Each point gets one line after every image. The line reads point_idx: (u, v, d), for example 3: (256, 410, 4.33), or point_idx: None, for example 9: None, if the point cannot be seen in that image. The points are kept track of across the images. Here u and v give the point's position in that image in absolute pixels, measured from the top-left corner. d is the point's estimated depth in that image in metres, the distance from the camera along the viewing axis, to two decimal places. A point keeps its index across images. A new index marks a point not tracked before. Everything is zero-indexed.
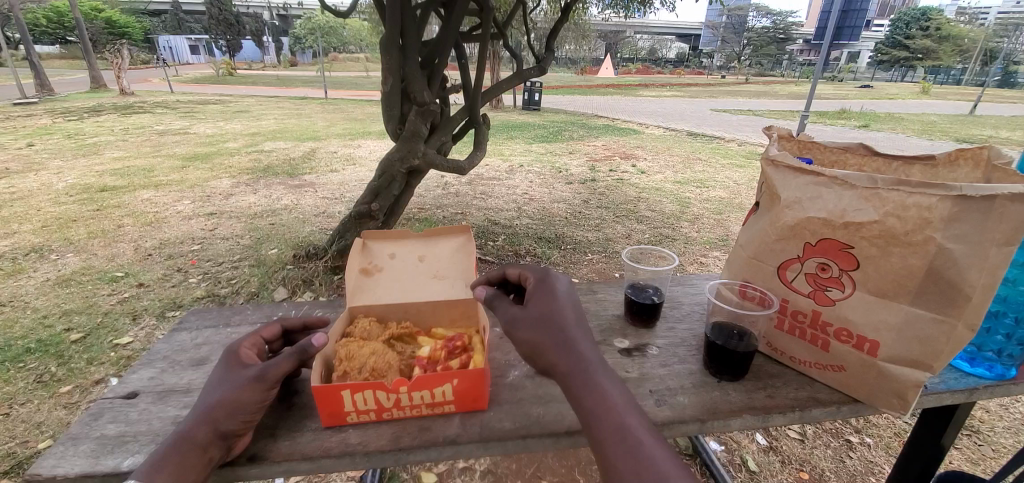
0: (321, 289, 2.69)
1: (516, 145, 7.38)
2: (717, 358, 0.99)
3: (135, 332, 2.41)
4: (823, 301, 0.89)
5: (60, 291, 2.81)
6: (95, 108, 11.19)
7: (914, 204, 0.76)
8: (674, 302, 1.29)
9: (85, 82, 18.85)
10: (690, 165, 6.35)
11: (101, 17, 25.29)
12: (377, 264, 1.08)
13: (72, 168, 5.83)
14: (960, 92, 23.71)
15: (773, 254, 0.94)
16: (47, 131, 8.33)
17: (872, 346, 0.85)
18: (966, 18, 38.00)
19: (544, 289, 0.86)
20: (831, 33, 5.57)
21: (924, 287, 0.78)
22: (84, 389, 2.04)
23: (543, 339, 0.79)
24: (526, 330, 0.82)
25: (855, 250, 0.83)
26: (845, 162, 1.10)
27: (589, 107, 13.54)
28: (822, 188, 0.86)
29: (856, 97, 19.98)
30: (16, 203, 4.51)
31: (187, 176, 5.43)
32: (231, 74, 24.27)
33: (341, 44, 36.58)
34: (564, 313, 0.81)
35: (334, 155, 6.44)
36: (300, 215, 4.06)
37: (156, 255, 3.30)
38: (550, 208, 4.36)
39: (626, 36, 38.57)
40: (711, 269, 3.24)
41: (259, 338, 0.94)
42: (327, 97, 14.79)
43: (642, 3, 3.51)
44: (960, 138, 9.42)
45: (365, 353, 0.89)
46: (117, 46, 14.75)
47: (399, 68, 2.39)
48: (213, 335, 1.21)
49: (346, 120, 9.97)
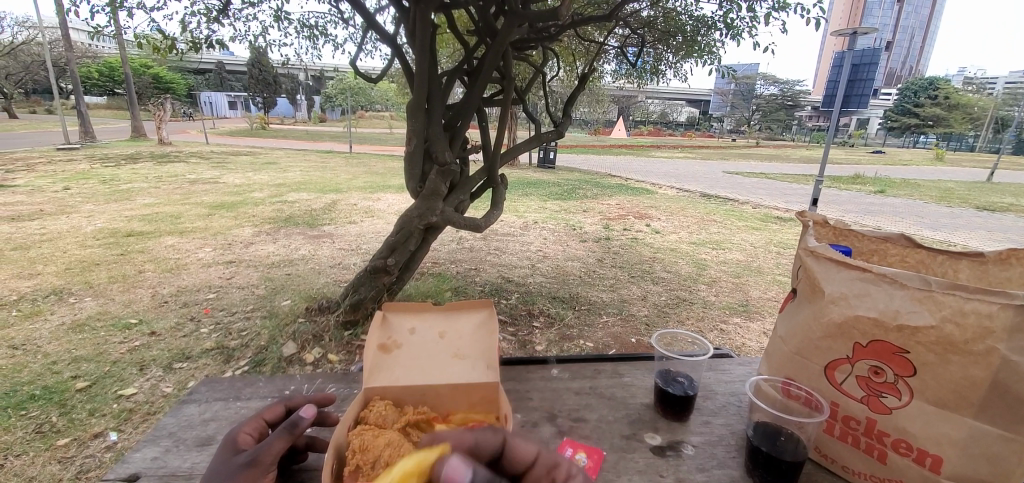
0: (330, 346, 2.62)
1: (532, 202, 7.52)
2: (763, 466, 0.90)
3: (141, 383, 2.36)
4: (879, 409, 0.82)
5: (73, 337, 2.81)
6: (133, 156, 11.78)
7: (974, 311, 0.71)
8: (708, 391, 1.21)
9: (126, 132, 20.09)
10: (705, 227, 6.33)
11: (149, 73, 27.50)
12: (397, 340, 1.04)
13: (104, 213, 6.05)
14: (976, 160, 23.67)
15: (819, 351, 0.88)
16: (84, 176, 8.73)
17: (935, 463, 0.77)
18: (975, 88, 38.81)
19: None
20: (839, 101, 5.67)
21: (990, 401, 0.71)
22: (82, 443, 1.97)
23: None
24: None
25: (910, 355, 0.77)
26: (884, 252, 1.07)
27: (603, 167, 13.86)
28: (869, 286, 0.82)
29: (870, 163, 20.09)
30: (45, 245, 4.64)
31: (211, 224, 5.58)
32: (263, 128, 25.77)
33: (368, 103, 38.86)
34: None
35: (354, 208, 6.61)
36: (316, 267, 4.10)
37: (172, 302, 3.32)
38: (565, 266, 4.32)
39: (638, 103, 40.19)
40: (733, 336, 3.10)
41: (262, 421, 0.87)
42: (351, 152, 15.48)
43: (655, 74, 3.66)
44: (982, 205, 9.27)
45: (379, 444, 0.83)
46: (161, 100, 15.82)
47: (423, 130, 2.48)
48: (223, 409, 1.16)
49: (367, 174, 10.35)
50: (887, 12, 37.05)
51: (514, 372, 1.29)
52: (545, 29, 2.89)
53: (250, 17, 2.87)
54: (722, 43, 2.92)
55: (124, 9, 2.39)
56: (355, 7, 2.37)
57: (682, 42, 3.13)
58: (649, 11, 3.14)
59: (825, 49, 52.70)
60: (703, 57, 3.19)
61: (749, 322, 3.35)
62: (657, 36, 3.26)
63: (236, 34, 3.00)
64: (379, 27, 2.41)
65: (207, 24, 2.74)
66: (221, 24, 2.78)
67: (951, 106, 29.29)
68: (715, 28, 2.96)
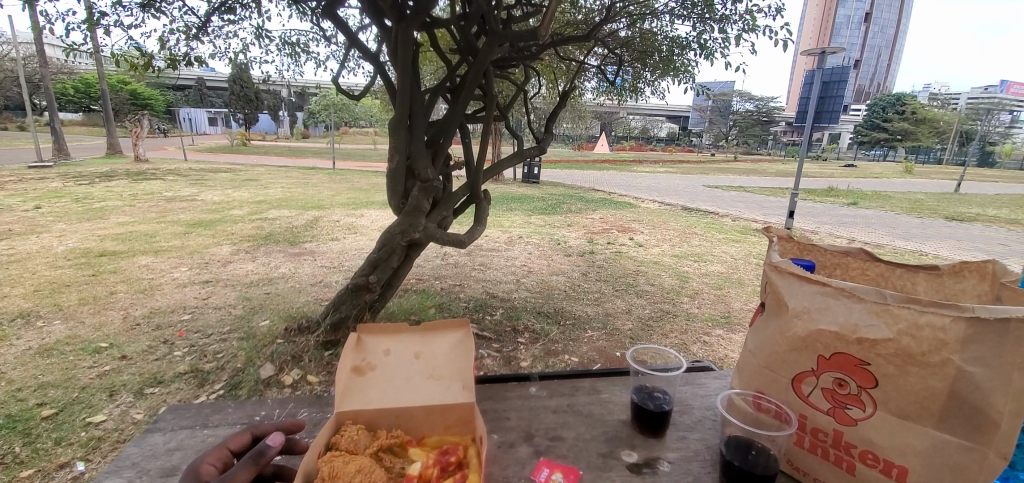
0: (310, 367, 2.56)
1: (516, 217, 7.55)
2: (736, 480, 0.91)
3: (111, 410, 2.26)
4: (844, 420, 0.84)
5: (39, 362, 2.69)
6: (108, 174, 11.48)
7: (928, 323, 0.73)
8: (684, 406, 1.22)
9: (100, 149, 19.62)
10: (687, 240, 6.43)
11: (126, 89, 27.06)
12: (369, 362, 1.03)
13: (75, 232, 5.86)
14: (942, 172, 24.69)
15: (786, 364, 0.90)
16: (56, 194, 8.46)
17: (901, 472, 0.79)
18: (938, 104, 40.72)
19: None
20: (812, 117, 5.88)
21: (948, 412, 0.74)
22: (46, 474, 1.87)
23: None
24: None
25: (871, 367, 0.79)
26: (847, 265, 1.10)
27: (587, 181, 14.02)
28: (829, 299, 0.84)
29: (843, 176, 20.78)
30: (12, 266, 4.47)
31: (188, 243, 5.45)
32: (244, 144, 25.43)
33: (352, 119, 38.83)
34: None
35: (337, 224, 6.54)
36: (297, 285, 4.02)
37: (144, 324, 3.21)
38: (549, 281, 4.33)
39: (620, 119, 40.96)
40: (715, 348, 3.13)
41: (227, 450, 0.85)
42: (334, 168, 15.37)
43: (634, 91, 3.75)
44: (950, 215, 9.63)
45: (350, 470, 0.81)
46: (138, 116, 15.53)
47: (405, 146, 2.48)
48: (190, 438, 1.12)
49: (350, 190, 10.29)
50: (854, 32, 38.75)
51: (491, 391, 1.29)
52: (526, 48, 2.95)
53: (231, 35, 2.86)
54: (696, 61, 3.02)
55: (100, 26, 2.36)
56: (337, 26, 2.39)
57: (659, 61, 3.22)
58: (626, 31, 3.25)
59: (796, 67, 54.82)
60: (680, 75, 3.28)
61: (732, 334, 3.39)
62: (634, 56, 3.35)
63: (216, 51, 2.98)
64: (361, 45, 2.43)
65: (186, 42, 2.72)
66: (201, 42, 2.77)
67: (916, 121, 30.61)
68: (689, 48, 3.06)
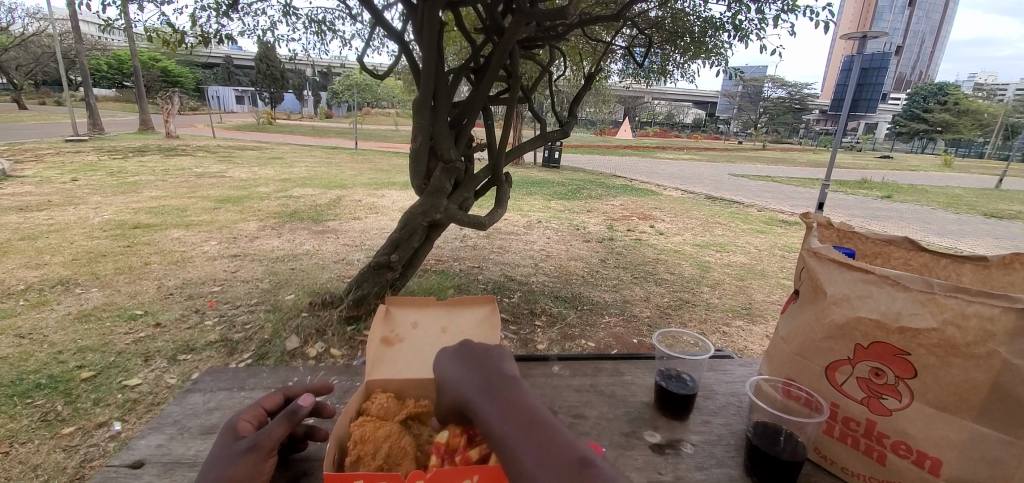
0: (333, 340, 2.63)
1: (536, 201, 7.52)
2: (761, 465, 0.90)
3: (146, 374, 2.39)
4: (878, 410, 0.83)
5: (79, 326, 2.84)
6: (141, 149, 11.85)
7: (975, 314, 0.71)
8: (708, 391, 1.21)
9: (133, 124, 20.26)
10: (709, 229, 6.30)
11: (156, 66, 27.78)
12: (397, 334, 1.06)
13: (109, 204, 6.10)
14: (984, 167, 23.48)
15: (821, 352, 0.88)
16: (92, 168, 8.80)
17: (934, 464, 0.77)
18: (985, 94, 38.60)
19: (472, 360, 0.79)
20: (848, 104, 5.50)
21: (989, 404, 0.71)
22: (86, 432, 1.99)
23: (466, 390, 0.74)
24: (453, 383, 0.77)
25: (911, 357, 0.77)
26: (888, 254, 1.07)
27: (609, 167, 13.81)
28: (872, 287, 0.82)
29: (877, 168, 19.92)
30: (52, 235, 4.69)
31: (217, 218, 5.62)
32: (270, 123, 25.84)
33: (374, 99, 39.10)
34: (484, 362, 0.77)
35: (359, 204, 6.62)
36: (320, 261, 4.12)
37: (176, 294, 3.34)
38: (568, 266, 4.32)
39: (644, 103, 40.02)
40: (734, 339, 3.10)
41: (261, 409, 0.88)
42: (356, 148, 15.54)
43: (662, 73, 3.64)
44: (990, 212, 9.20)
45: (380, 436, 0.84)
46: (169, 93, 15.89)
47: (429, 127, 2.47)
48: (227, 399, 1.18)
49: (372, 170, 10.40)
50: (897, 16, 36.72)
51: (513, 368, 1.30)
52: (553, 27, 2.88)
53: (259, 13, 2.89)
54: (730, 44, 2.91)
55: (133, 3, 2.41)
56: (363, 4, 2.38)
57: (689, 43, 3.12)
58: (656, 11, 3.14)
59: (834, 51, 52.27)
60: (712, 58, 3.16)
61: (752, 325, 3.34)
62: (664, 37, 3.25)
63: (245, 29, 3.02)
64: (386, 23, 2.42)
65: (217, 19, 2.76)
66: (231, 19, 2.80)
67: (961, 112, 29.09)
68: (723, 30, 2.94)
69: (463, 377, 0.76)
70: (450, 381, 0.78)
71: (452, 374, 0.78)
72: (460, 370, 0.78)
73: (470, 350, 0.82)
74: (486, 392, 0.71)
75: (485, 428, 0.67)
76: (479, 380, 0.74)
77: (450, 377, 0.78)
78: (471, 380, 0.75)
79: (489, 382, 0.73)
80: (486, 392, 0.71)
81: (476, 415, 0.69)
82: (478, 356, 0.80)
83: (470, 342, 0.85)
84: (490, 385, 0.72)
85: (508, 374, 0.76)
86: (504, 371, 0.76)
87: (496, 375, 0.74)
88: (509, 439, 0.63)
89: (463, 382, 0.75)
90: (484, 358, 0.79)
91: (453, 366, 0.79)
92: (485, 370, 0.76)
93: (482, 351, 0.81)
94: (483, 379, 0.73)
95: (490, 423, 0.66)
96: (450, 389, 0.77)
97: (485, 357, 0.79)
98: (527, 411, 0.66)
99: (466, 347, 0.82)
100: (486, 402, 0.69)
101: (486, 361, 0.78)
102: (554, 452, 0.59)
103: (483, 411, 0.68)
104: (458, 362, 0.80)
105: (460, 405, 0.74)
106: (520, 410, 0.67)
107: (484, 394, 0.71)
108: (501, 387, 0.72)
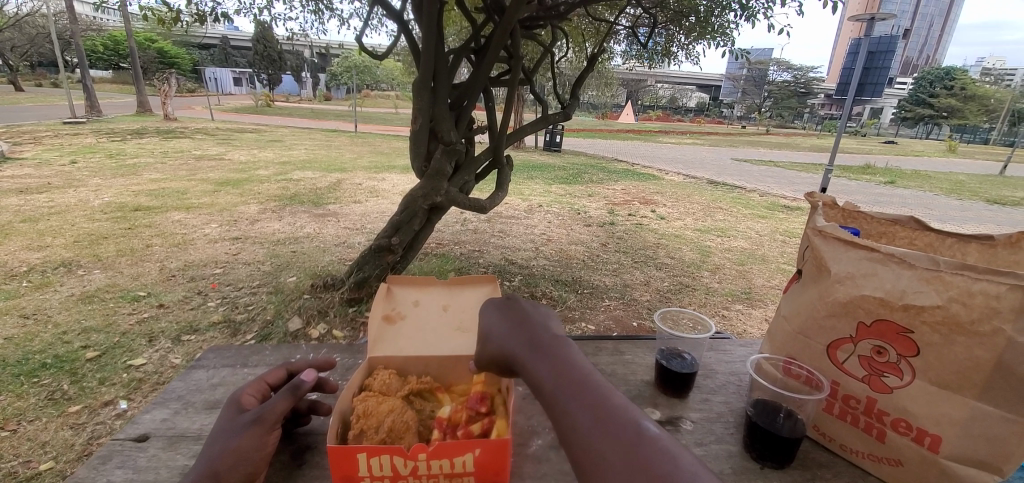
0: (335, 322, 2.65)
1: (536, 185, 7.47)
2: (760, 441, 0.91)
3: (150, 354, 2.41)
4: (879, 388, 0.83)
5: (82, 307, 2.86)
6: (139, 132, 11.75)
7: (980, 292, 0.71)
8: (708, 370, 1.22)
9: (132, 107, 20.06)
10: (710, 214, 6.27)
11: (153, 47, 27.36)
12: (400, 311, 1.06)
13: (109, 187, 6.08)
14: (989, 153, 23.23)
15: (823, 331, 0.88)
16: (91, 150, 8.75)
17: (934, 442, 0.77)
18: (992, 79, 37.94)
19: (519, 317, 0.84)
20: (854, 89, 5.43)
21: (992, 382, 0.72)
22: (92, 410, 2.01)
23: (513, 348, 0.80)
24: (498, 338, 0.83)
25: (914, 335, 0.77)
26: (893, 234, 1.06)
27: (610, 152, 13.70)
28: (877, 266, 0.81)
29: (881, 153, 19.72)
30: (52, 218, 4.68)
31: (217, 201, 5.60)
32: (268, 105, 25.56)
33: (373, 82, 38.60)
34: (529, 321, 0.83)
35: (359, 187, 6.59)
36: (321, 244, 4.12)
37: (179, 276, 3.35)
38: (568, 250, 4.32)
39: (647, 86, 39.49)
40: (733, 323, 3.11)
41: (264, 383, 0.88)
42: (356, 131, 15.40)
43: (667, 53, 3.56)
44: (993, 199, 9.14)
45: (383, 411, 0.84)
46: (166, 75, 15.69)
47: (429, 109, 2.43)
48: (230, 375, 1.19)
49: (372, 153, 10.32)
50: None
51: None
52: (555, 6, 2.81)
53: None
54: (736, 24, 2.84)
55: None
56: None
57: (695, 22, 3.04)
58: None
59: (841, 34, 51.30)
60: (717, 38, 3.09)
61: (751, 309, 3.36)
62: (669, 16, 3.17)
63: (241, 7, 2.96)
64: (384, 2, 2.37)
65: None
66: None
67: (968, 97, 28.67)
68: (729, 9, 2.85)
69: (509, 334, 0.82)
70: (495, 335, 0.84)
71: (496, 329, 0.84)
72: (507, 325, 0.84)
73: (514, 305, 0.87)
74: (534, 350, 0.77)
75: (534, 383, 0.73)
76: (526, 337, 0.80)
77: (495, 332, 0.84)
78: (516, 339, 0.80)
79: (537, 341, 0.78)
80: (535, 351, 0.77)
81: (526, 369, 0.75)
82: (525, 311, 0.86)
83: (513, 297, 0.90)
84: (537, 346, 0.77)
85: (556, 333, 0.81)
86: (549, 331, 0.81)
87: (541, 334, 0.79)
88: (559, 394, 0.68)
89: (511, 340, 0.81)
90: (530, 316, 0.84)
91: (499, 322, 0.85)
92: (528, 330, 0.81)
93: (526, 309, 0.86)
94: (528, 339, 0.79)
95: (539, 378, 0.72)
96: (495, 344, 0.83)
97: (529, 315, 0.84)
98: (573, 370, 0.71)
99: (510, 305, 0.87)
100: (535, 361, 0.75)
101: (533, 320, 0.83)
102: (601, 411, 0.64)
103: (533, 368, 0.74)
104: (502, 319, 0.85)
105: (506, 361, 0.81)
106: (566, 369, 0.72)
107: (533, 352, 0.76)
108: (547, 346, 0.77)
